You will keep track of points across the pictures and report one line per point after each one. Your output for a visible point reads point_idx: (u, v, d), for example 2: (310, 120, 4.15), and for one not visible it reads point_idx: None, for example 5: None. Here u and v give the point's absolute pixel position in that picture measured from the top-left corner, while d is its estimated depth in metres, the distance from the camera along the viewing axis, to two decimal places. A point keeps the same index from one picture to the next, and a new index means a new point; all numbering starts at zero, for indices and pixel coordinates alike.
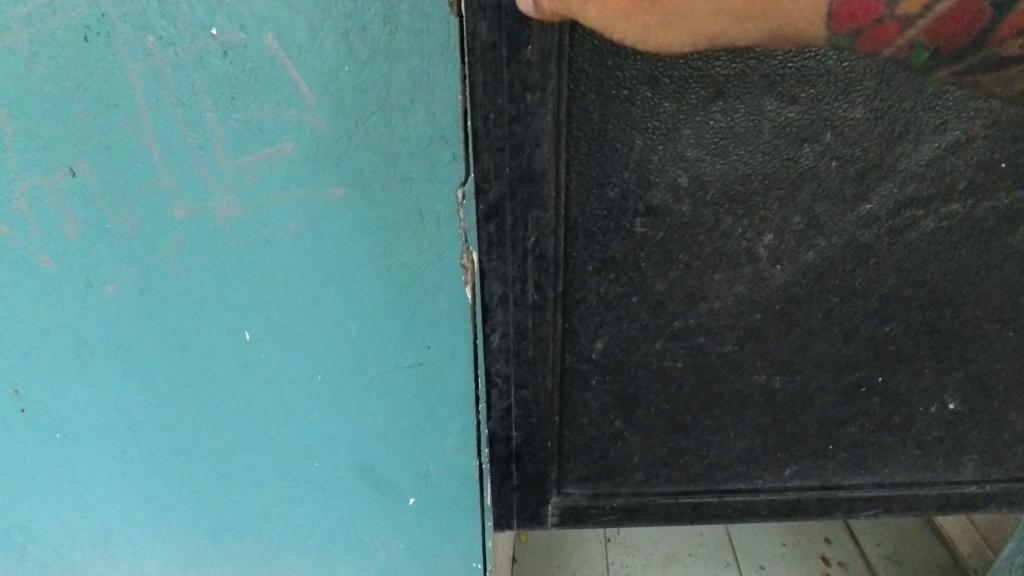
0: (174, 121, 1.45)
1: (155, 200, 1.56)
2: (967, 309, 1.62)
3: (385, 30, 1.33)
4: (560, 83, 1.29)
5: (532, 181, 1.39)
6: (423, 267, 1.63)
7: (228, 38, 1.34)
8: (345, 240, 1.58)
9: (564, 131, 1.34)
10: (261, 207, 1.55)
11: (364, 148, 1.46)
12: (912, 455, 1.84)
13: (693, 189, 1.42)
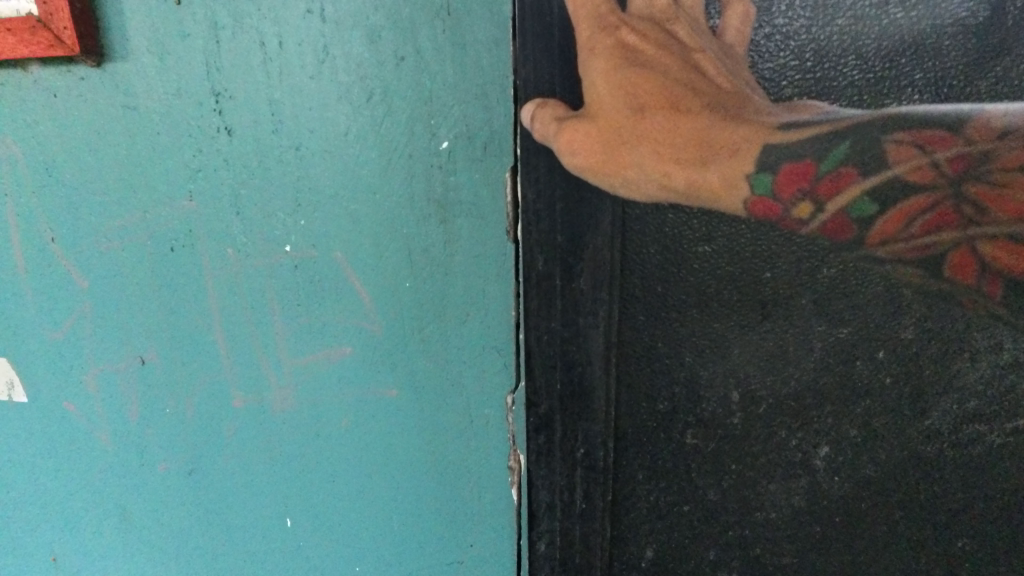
0: (241, 323, 0.73)
1: (158, 377, 0.79)
2: None
3: (451, 49, 0.59)
4: (676, 225, 0.60)
5: (579, 387, 0.65)
6: (459, 454, 0.73)
7: (299, 253, 0.68)
8: (435, 445, 0.73)
9: (625, 316, 0.63)
10: (329, 406, 0.74)
11: (440, 292, 0.66)
12: None
13: (924, 393, 0.65)
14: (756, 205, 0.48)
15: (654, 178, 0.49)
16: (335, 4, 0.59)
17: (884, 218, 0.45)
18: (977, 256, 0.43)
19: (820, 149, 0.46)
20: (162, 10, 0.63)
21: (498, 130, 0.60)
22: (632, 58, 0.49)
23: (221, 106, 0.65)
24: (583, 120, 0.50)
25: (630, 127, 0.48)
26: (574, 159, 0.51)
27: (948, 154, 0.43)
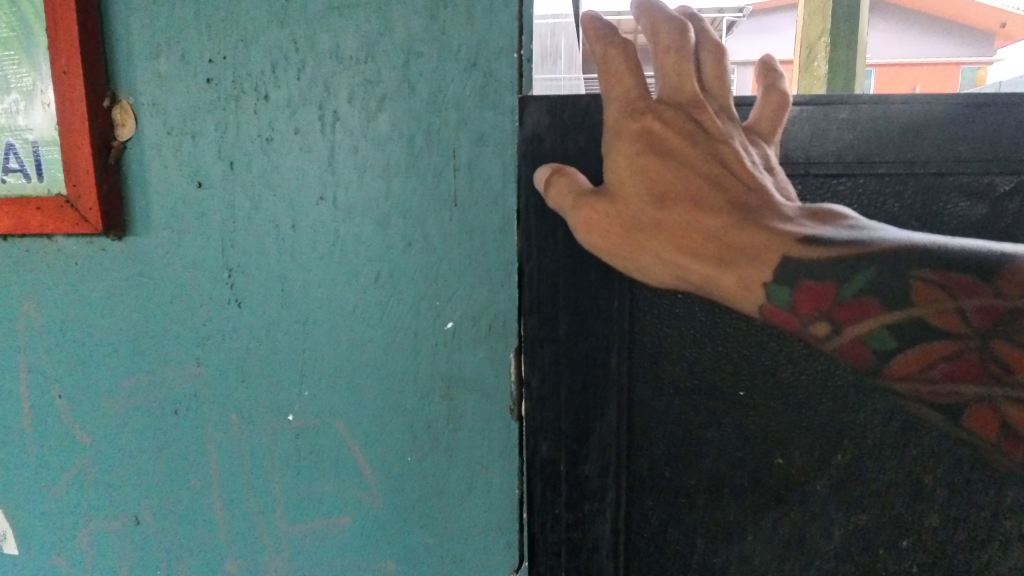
0: (239, 489, 0.71)
1: (145, 533, 0.77)
2: None
3: (457, 217, 0.60)
4: (672, 398, 0.58)
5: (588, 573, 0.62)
6: None
7: (303, 422, 0.68)
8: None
9: (635, 492, 0.61)
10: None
11: (438, 453, 0.64)
12: None
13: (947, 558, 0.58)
14: (771, 314, 0.45)
15: (669, 269, 0.48)
16: (347, 192, 0.62)
17: (910, 358, 0.41)
18: (1001, 418, 0.40)
19: (843, 271, 0.42)
20: (186, 193, 0.67)
21: (501, 310, 0.60)
22: (657, 148, 0.47)
23: (235, 284, 0.67)
24: (602, 199, 0.48)
25: (648, 217, 0.47)
26: (590, 237, 0.49)
27: (978, 304, 0.39)
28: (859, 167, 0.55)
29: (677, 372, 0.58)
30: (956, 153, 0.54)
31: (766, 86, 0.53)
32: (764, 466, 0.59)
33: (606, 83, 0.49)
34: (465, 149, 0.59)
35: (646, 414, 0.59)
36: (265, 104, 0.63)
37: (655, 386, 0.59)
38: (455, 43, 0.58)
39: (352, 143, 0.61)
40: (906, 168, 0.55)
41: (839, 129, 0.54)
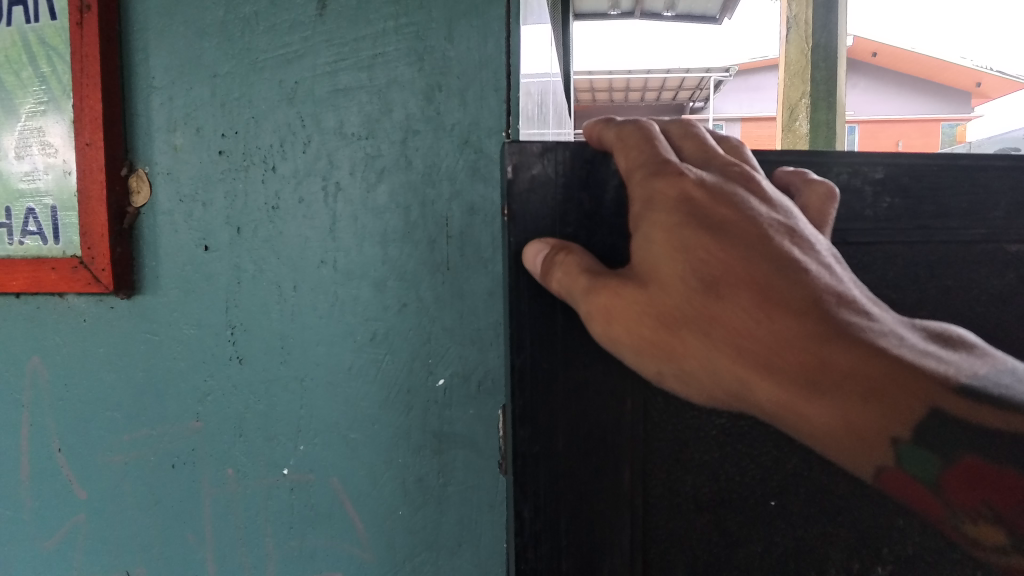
0: (232, 544, 0.73)
1: None
2: None
3: (449, 281, 0.64)
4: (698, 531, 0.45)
5: None
6: None
7: (298, 477, 0.70)
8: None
9: None
10: None
11: (427, 507, 0.66)
12: None
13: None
14: (859, 459, 0.36)
15: (721, 382, 0.38)
16: (347, 258, 0.66)
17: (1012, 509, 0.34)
18: None
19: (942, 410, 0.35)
20: (193, 257, 0.71)
21: (492, 369, 0.64)
22: (701, 224, 0.37)
23: (237, 342, 0.70)
24: (630, 281, 0.38)
25: (693, 309, 0.37)
26: (611, 329, 0.38)
27: None
28: (896, 234, 0.45)
29: (703, 449, 0.44)
30: (949, 226, 0.46)
31: (806, 178, 0.44)
32: (808, 550, 0.45)
33: (619, 146, 0.41)
34: (458, 219, 0.63)
35: (665, 505, 0.44)
36: (273, 174, 0.68)
37: (672, 468, 0.44)
38: (449, 122, 0.63)
39: (353, 213, 0.66)
40: (929, 235, 0.46)
41: (876, 193, 0.45)
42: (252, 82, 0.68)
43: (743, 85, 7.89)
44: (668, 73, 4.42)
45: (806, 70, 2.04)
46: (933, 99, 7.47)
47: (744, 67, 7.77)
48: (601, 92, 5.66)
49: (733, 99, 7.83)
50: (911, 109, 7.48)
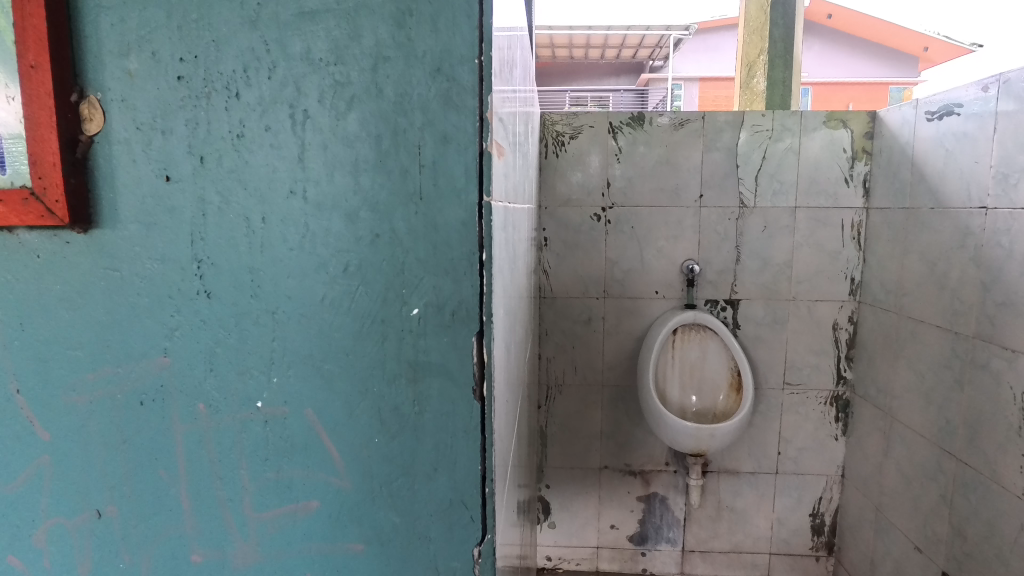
0: (207, 478, 0.73)
1: (106, 528, 0.76)
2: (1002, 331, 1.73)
3: (421, 213, 0.64)
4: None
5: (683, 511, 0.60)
6: None
7: (271, 411, 0.70)
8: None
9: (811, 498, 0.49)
10: (284, 559, 0.73)
11: (401, 435, 0.68)
12: None
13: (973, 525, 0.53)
14: None
15: None
16: (317, 188, 0.66)
17: None
18: None
19: None
20: (154, 188, 0.68)
21: (465, 299, 0.65)
22: None
23: (204, 276, 0.69)
24: None
25: None
26: None
27: None
28: None
29: None
30: None
31: None
32: None
33: None
34: (431, 148, 0.63)
35: None
36: (237, 101, 0.66)
37: None
38: (420, 48, 0.62)
39: (322, 142, 0.65)
40: None
41: None
42: (211, 3, 0.65)
43: (701, 45, 7.85)
44: (630, 30, 4.39)
45: (783, 115, 2.44)
46: (884, 64, 7.68)
47: (704, 26, 7.75)
48: (562, 47, 5.57)
49: (693, 58, 7.82)
50: (863, 73, 7.67)
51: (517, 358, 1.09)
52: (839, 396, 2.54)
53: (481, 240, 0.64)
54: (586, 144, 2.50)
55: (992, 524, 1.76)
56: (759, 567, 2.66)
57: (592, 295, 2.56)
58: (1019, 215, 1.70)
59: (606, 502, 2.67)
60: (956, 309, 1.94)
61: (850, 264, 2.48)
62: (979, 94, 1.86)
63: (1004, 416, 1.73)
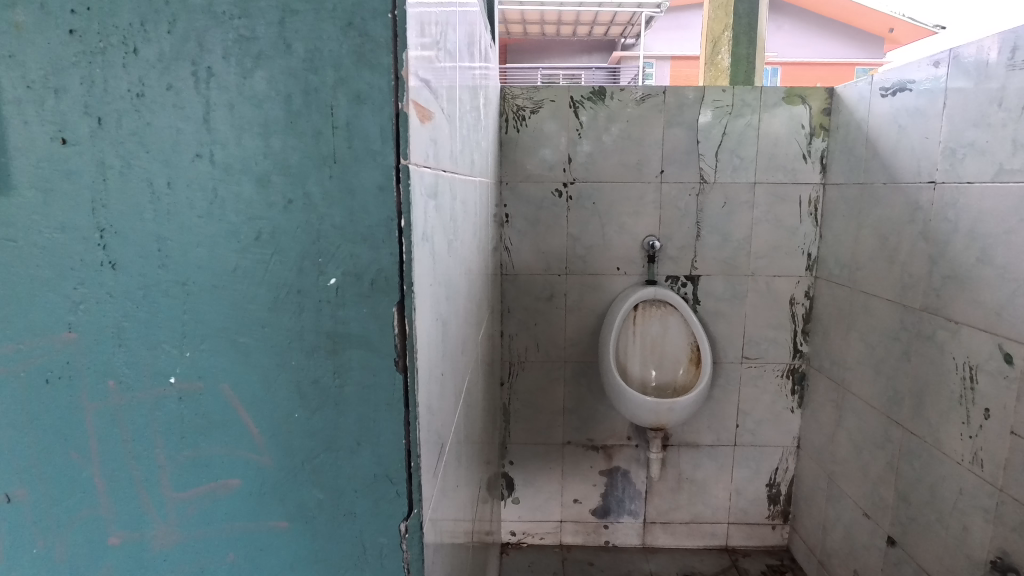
0: (122, 458, 0.69)
1: (13, 512, 0.71)
2: (956, 303, 1.76)
3: (336, 177, 0.61)
4: None
5: None
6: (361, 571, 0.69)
7: (185, 386, 0.67)
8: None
9: None
10: (207, 539, 0.70)
11: (323, 409, 0.66)
12: (974, 474, 1.67)
13: None
14: None
15: None
16: (225, 151, 0.62)
17: None
18: None
19: None
20: (49, 151, 0.64)
21: (385, 268, 0.62)
22: None
23: (107, 245, 0.65)
24: None
25: None
26: None
27: None
28: None
29: None
30: None
31: None
32: None
33: None
34: (344, 108, 0.60)
35: None
36: (134, 57, 0.61)
37: None
38: (331, 2, 0.59)
39: (228, 101, 0.61)
40: None
41: None
42: None
43: (673, 23, 7.79)
44: (600, 6, 4.33)
45: (745, 90, 2.44)
46: (851, 44, 7.75)
47: (676, 4, 7.70)
48: (534, 23, 5.48)
49: (664, 36, 7.77)
50: (832, 53, 7.73)
51: (460, 333, 1.07)
52: (795, 369, 2.59)
53: (399, 205, 0.62)
54: (547, 118, 2.47)
55: (933, 488, 1.82)
56: (718, 537, 2.72)
57: (554, 272, 2.55)
58: (965, 188, 1.73)
59: (569, 477, 2.69)
60: (905, 282, 1.98)
61: (807, 239, 2.51)
62: (931, 69, 1.88)
63: (947, 386, 1.78)
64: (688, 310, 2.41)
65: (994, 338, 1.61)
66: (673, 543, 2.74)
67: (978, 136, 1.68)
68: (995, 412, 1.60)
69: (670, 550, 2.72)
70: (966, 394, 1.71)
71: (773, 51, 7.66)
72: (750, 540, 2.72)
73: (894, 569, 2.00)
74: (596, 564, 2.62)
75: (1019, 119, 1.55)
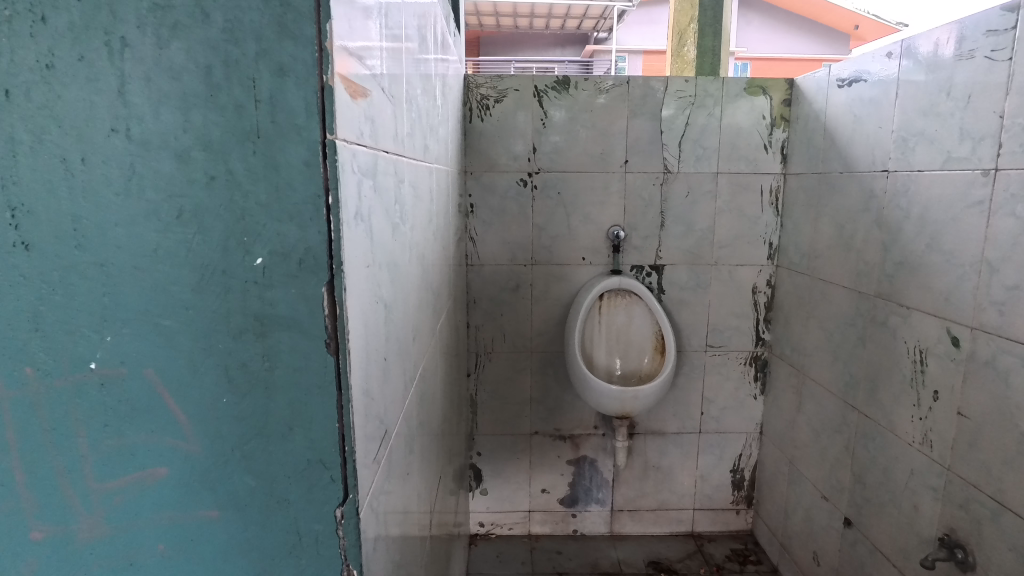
0: (41, 447, 0.65)
1: None
2: (906, 288, 1.80)
3: (261, 154, 0.59)
4: None
5: None
6: (297, 560, 0.68)
7: (108, 372, 0.64)
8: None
9: None
10: (136, 529, 0.67)
11: (254, 393, 0.64)
12: (926, 456, 1.71)
13: None
14: None
15: None
16: (142, 127, 0.59)
17: None
18: None
19: None
20: None
21: (312, 247, 0.61)
22: None
23: (19, 225, 0.61)
24: None
25: None
26: None
27: None
28: None
29: None
30: None
31: None
32: None
33: None
34: (267, 81, 0.58)
35: None
36: (43, 26, 0.58)
37: None
38: None
39: (144, 73, 0.58)
40: None
41: None
42: None
43: (645, 17, 7.80)
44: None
45: (709, 81, 2.46)
46: (817, 41, 7.89)
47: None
48: (505, 16, 5.44)
49: (636, 30, 7.80)
50: (798, 50, 7.87)
51: (411, 319, 1.06)
52: (758, 356, 2.63)
53: (327, 181, 0.60)
54: (511, 108, 2.45)
55: (887, 469, 1.87)
56: (684, 523, 2.76)
57: (520, 262, 2.54)
58: (916, 176, 1.77)
59: (537, 467, 2.70)
60: (860, 269, 2.02)
61: (768, 229, 2.55)
62: (884, 61, 1.92)
63: (899, 369, 1.83)
64: (653, 300, 2.43)
65: (942, 322, 1.66)
66: (640, 530, 2.77)
67: (927, 125, 1.72)
68: (943, 394, 1.65)
69: (637, 537, 2.75)
70: (917, 377, 1.76)
71: (743, 47, 7.73)
72: (715, 526, 2.77)
73: (851, 549, 2.05)
74: (564, 553, 2.63)
75: (965, 108, 1.58)
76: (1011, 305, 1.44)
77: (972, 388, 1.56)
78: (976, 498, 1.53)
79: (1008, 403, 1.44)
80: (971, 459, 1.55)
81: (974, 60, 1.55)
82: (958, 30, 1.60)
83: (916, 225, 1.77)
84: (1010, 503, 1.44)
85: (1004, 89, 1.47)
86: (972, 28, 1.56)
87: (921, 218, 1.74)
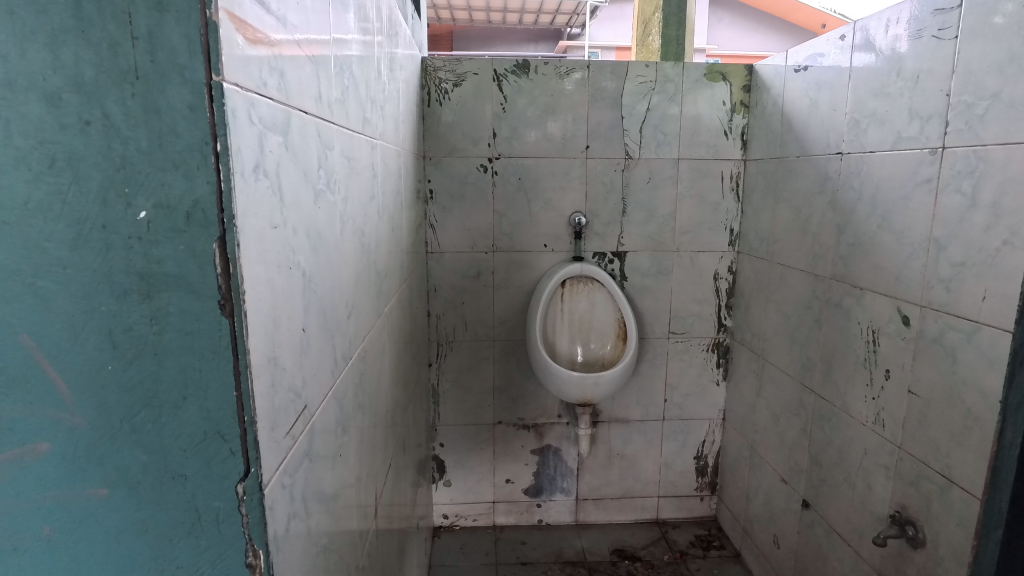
0: None
1: None
2: (859, 269, 1.81)
3: (141, 96, 0.55)
4: None
5: None
6: (195, 540, 0.64)
7: None
8: (165, 559, 0.64)
9: None
10: (15, 513, 0.60)
11: (143, 358, 0.59)
12: (876, 435, 1.73)
13: None
14: None
15: None
16: (6, 66, 0.53)
17: None
18: None
19: None
20: None
21: (201, 200, 0.57)
22: None
23: None
24: None
25: None
26: None
27: None
28: None
29: None
30: None
31: None
32: None
33: None
34: (144, 16, 0.53)
35: None
36: None
37: None
38: None
39: (6, 6, 0.53)
40: None
41: None
42: None
43: (618, 14, 7.81)
44: None
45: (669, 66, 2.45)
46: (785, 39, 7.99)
47: None
48: (478, 10, 5.37)
49: (608, 26, 7.79)
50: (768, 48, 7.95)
51: (344, 294, 1.01)
52: (720, 343, 2.64)
53: (214, 127, 0.56)
54: (470, 92, 2.40)
55: (842, 449, 1.88)
56: (648, 510, 2.76)
57: (481, 250, 2.51)
58: (868, 157, 1.77)
59: (500, 457, 2.67)
60: (816, 252, 2.03)
61: (729, 215, 2.55)
62: (838, 44, 1.92)
63: (853, 350, 1.84)
64: (614, 286, 2.42)
65: (893, 302, 1.67)
66: (605, 518, 2.76)
67: (878, 105, 1.73)
68: (894, 372, 1.66)
69: (602, 526, 2.74)
70: (870, 357, 1.77)
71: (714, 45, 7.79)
72: (678, 512, 2.77)
73: (808, 530, 2.06)
74: (528, 543, 2.61)
75: (914, 88, 1.59)
76: (958, 282, 1.45)
77: (921, 365, 1.57)
78: (925, 474, 1.55)
79: (956, 379, 1.45)
80: (920, 435, 1.57)
81: (922, 40, 1.56)
82: (907, 9, 1.61)
83: (868, 206, 1.78)
84: (957, 477, 1.45)
85: (949, 67, 1.48)
86: (920, 8, 1.57)
87: (873, 200, 1.75)
